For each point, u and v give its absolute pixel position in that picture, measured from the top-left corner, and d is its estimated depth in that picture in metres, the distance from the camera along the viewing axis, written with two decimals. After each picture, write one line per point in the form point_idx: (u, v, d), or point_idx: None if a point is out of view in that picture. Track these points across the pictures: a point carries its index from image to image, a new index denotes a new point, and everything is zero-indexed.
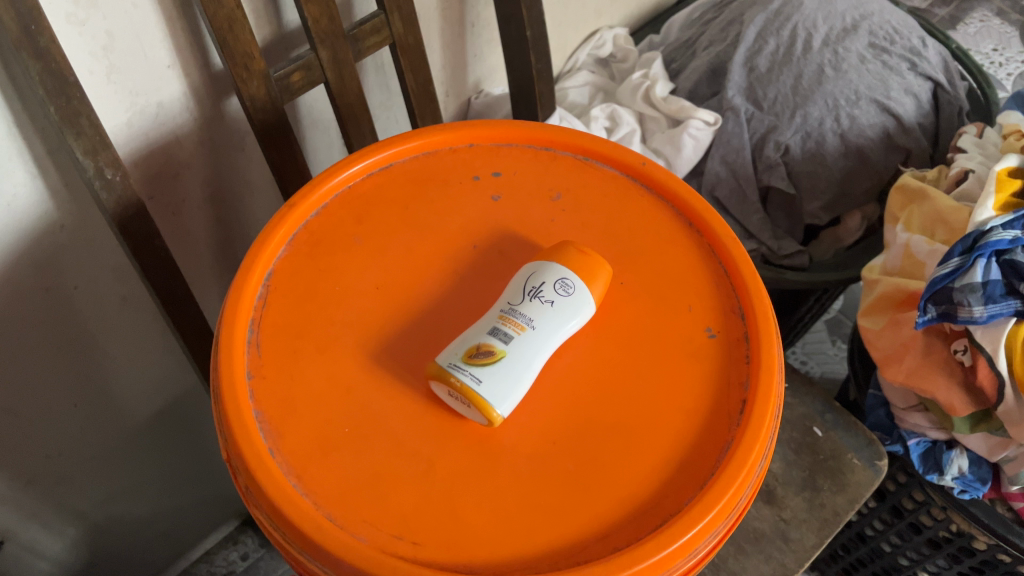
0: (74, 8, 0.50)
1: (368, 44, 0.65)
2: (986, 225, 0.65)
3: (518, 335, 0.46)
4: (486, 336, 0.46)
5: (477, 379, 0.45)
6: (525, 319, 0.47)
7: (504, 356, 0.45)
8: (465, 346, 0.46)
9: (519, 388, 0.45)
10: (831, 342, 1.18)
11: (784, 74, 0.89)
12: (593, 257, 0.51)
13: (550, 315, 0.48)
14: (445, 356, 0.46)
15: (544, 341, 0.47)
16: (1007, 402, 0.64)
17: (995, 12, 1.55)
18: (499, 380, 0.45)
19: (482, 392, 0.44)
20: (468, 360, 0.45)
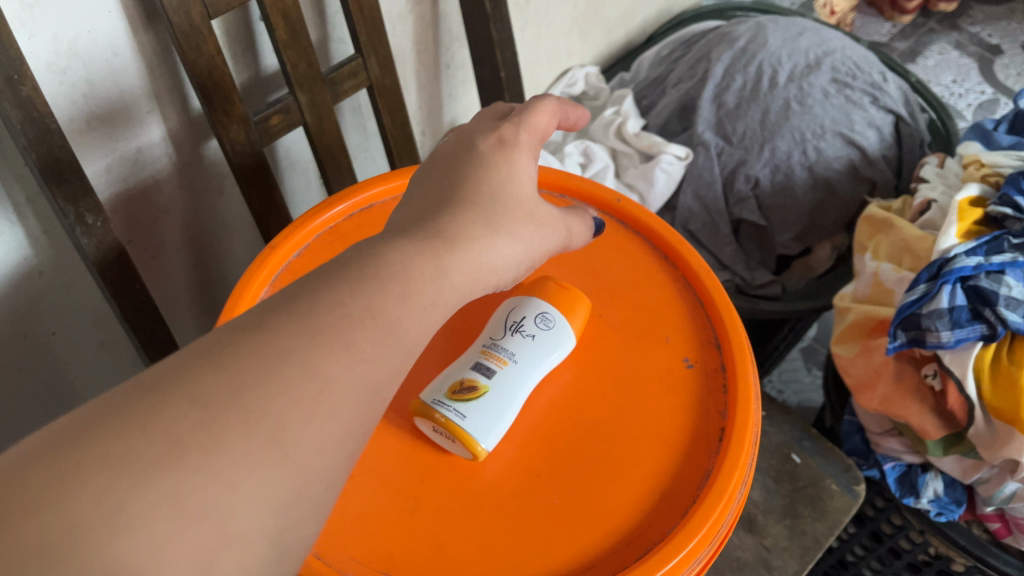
0: (55, 57, 0.51)
1: (345, 88, 0.67)
2: (950, 253, 0.67)
3: (501, 370, 0.47)
4: (469, 371, 0.47)
5: (462, 415, 0.45)
6: (507, 354, 0.48)
7: (487, 391, 0.46)
8: (449, 382, 0.47)
9: (503, 423, 0.46)
10: (806, 370, 1.20)
11: (752, 109, 0.91)
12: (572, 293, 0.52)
13: (531, 348, 0.49)
14: (429, 392, 0.47)
15: (525, 375, 0.48)
16: (977, 425, 0.65)
17: (953, 45, 1.60)
18: (484, 416, 0.46)
19: (467, 427, 0.45)
20: (453, 396, 0.46)
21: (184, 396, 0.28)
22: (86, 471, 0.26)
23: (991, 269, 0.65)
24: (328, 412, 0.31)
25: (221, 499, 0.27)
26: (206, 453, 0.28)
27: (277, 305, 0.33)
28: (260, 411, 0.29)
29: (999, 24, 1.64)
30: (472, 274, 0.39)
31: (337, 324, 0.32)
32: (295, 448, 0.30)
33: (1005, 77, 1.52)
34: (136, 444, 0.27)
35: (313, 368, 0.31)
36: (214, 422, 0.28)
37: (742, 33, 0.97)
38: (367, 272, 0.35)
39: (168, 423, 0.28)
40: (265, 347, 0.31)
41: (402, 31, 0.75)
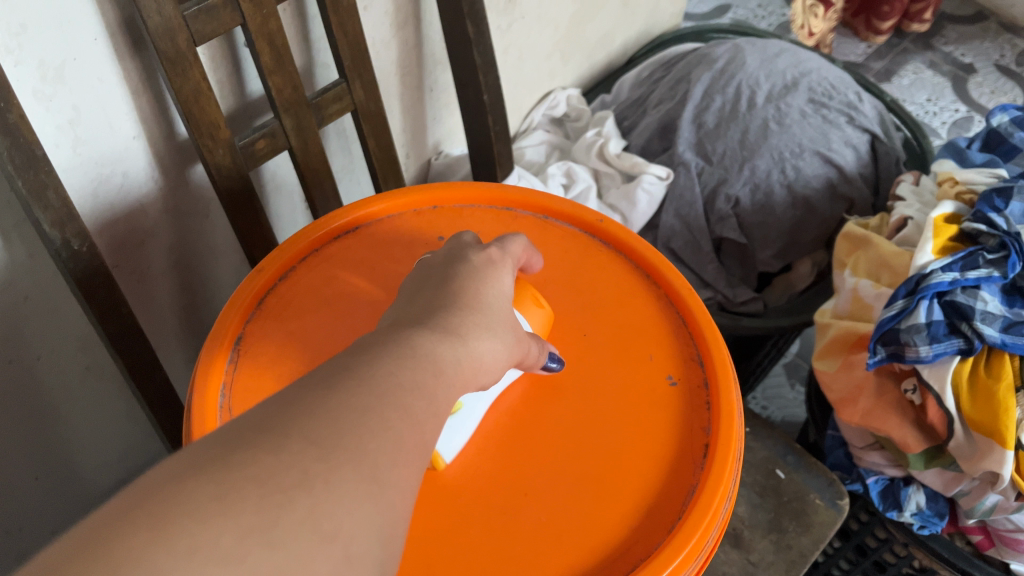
0: (41, 84, 0.52)
1: (330, 112, 0.67)
2: (927, 268, 0.68)
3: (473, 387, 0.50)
4: None
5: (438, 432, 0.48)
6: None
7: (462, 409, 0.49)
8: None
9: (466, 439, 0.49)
10: (789, 386, 1.21)
11: (731, 129, 0.93)
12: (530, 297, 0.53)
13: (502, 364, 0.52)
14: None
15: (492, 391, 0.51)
16: (956, 437, 0.66)
17: (927, 64, 1.63)
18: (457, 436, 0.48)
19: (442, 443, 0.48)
20: None
21: (300, 436, 0.29)
22: (235, 493, 0.27)
23: (967, 284, 0.66)
24: (414, 457, 0.32)
25: (349, 521, 0.28)
26: (329, 480, 0.28)
27: (344, 368, 0.33)
28: (370, 444, 0.30)
29: (972, 44, 1.68)
30: (474, 368, 0.38)
31: (395, 390, 0.33)
32: (399, 479, 0.31)
33: (978, 96, 1.55)
34: (267, 471, 0.28)
35: (388, 425, 0.32)
36: (331, 454, 0.29)
37: (721, 55, 0.99)
38: (404, 351, 0.35)
39: (293, 457, 0.28)
40: (348, 400, 0.32)
41: (386, 56, 0.76)
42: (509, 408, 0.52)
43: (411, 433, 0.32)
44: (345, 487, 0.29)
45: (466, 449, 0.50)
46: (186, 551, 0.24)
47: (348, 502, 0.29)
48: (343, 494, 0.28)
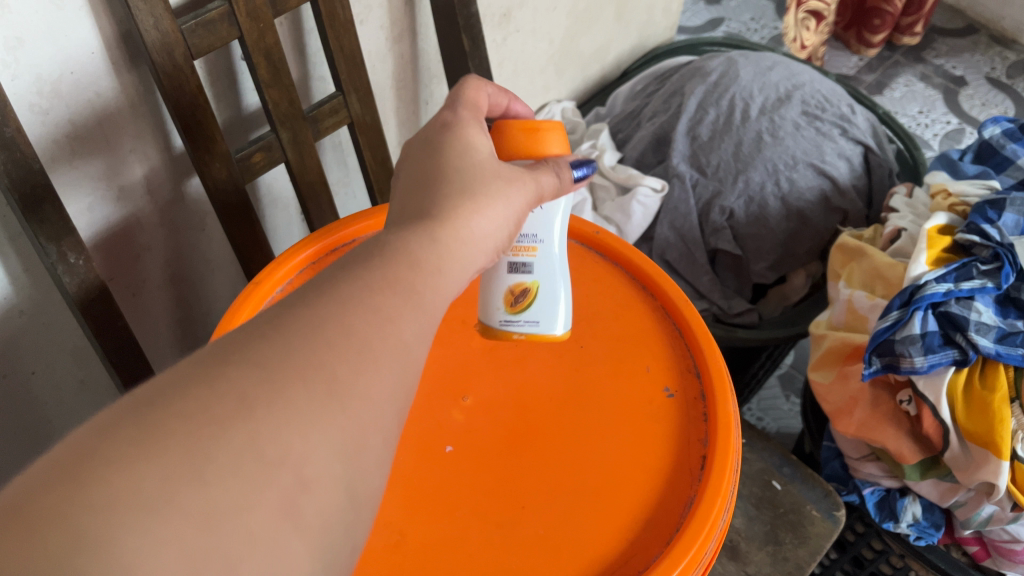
0: (38, 98, 0.52)
1: (326, 125, 0.67)
2: (921, 279, 0.69)
3: (535, 259, 0.51)
4: (511, 276, 0.51)
5: (535, 322, 0.52)
6: (531, 240, 0.51)
7: (541, 288, 0.51)
8: (501, 298, 0.52)
9: (560, 301, 0.53)
10: (784, 397, 1.21)
11: (725, 141, 0.93)
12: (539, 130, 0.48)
13: (539, 214, 0.50)
14: (493, 315, 0.52)
15: (553, 241, 0.51)
16: (952, 448, 0.66)
17: (918, 77, 1.64)
18: (550, 314, 0.52)
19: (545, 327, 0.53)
20: (514, 310, 0.52)
21: (242, 362, 0.28)
22: (162, 431, 0.26)
23: (961, 294, 0.67)
24: (381, 362, 0.31)
25: (296, 445, 0.28)
26: (275, 401, 0.28)
27: (316, 287, 0.32)
28: (326, 356, 0.30)
29: (963, 56, 1.69)
30: (455, 251, 0.38)
31: (365, 288, 0.33)
32: (363, 397, 0.30)
33: (969, 108, 1.56)
34: (200, 404, 0.27)
35: (353, 326, 0.31)
36: (275, 375, 0.28)
37: (714, 68, 1.00)
38: (375, 252, 0.35)
39: (232, 384, 0.28)
40: (304, 311, 0.31)
41: (382, 69, 0.76)
42: (507, 422, 0.52)
43: (381, 329, 0.32)
44: (291, 411, 0.28)
45: (464, 461, 0.50)
46: (105, 502, 0.23)
47: (295, 423, 0.28)
48: (287, 416, 0.28)
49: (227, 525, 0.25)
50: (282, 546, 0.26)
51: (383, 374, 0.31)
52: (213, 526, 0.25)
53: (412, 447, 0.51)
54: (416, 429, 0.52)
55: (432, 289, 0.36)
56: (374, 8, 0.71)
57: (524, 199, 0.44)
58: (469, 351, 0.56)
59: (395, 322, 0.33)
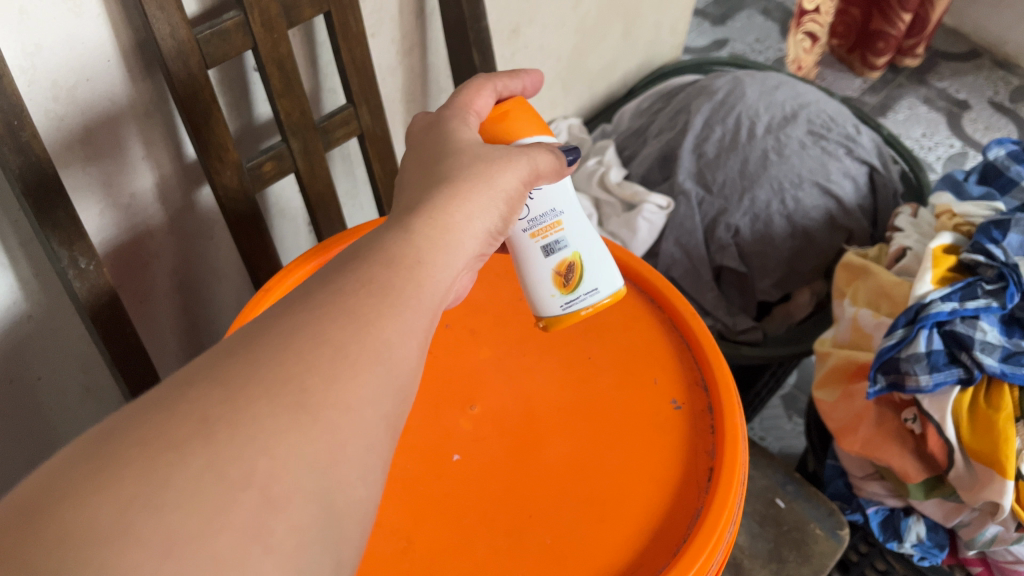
0: (53, 104, 0.52)
1: (337, 136, 0.68)
2: (926, 298, 0.69)
3: (564, 232, 0.51)
4: (551, 259, 0.51)
5: (594, 290, 0.52)
6: (553, 215, 0.50)
7: (583, 257, 0.51)
8: (553, 283, 0.51)
9: (605, 258, 0.53)
10: (787, 417, 1.21)
11: (730, 159, 0.93)
12: (507, 111, 0.49)
13: (549, 189, 0.50)
14: (551, 305, 0.52)
15: (572, 209, 0.51)
16: (957, 467, 0.66)
17: (922, 100, 1.65)
18: (602, 276, 0.52)
19: (602, 293, 0.53)
20: (570, 288, 0.52)
21: (203, 383, 0.29)
22: (115, 462, 0.26)
23: (966, 314, 0.66)
24: (362, 363, 0.32)
25: (261, 464, 0.28)
26: (239, 421, 0.28)
27: (290, 301, 0.34)
28: (295, 369, 0.30)
29: (966, 80, 1.70)
30: (435, 244, 0.39)
31: (338, 293, 0.34)
32: (335, 404, 0.30)
33: (972, 131, 1.57)
34: (155, 432, 0.27)
35: (328, 331, 0.32)
36: (236, 395, 0.29)
37: (721, 87, 1.00)
38: (353, 256, 0.37)
39: (191, 408, 0.28)
40: (274, 327, 0.32)
41: (392, 82, 0.77)
42: (514, 430, 0.52)
43: (357, 329, 0.32)
44: (255, 427, 0.28)
45: (472, 471, 0.50)
46: (58, 538, 0.24)
47: (256, 441, 0.28)
48: (246, 435, 0.28)
49: (188, 550, 0.25)
50: (251, 566, 0.26)
51: (365, 378, 0.31)
52: (173, 553, 0.25)
53: (419, 458, 0.51)
54: (422, 441, 0.52)
55: (414, 286, 0.36)
56: (385, 22, 0.71)
57: (500, 173, 0.43)
58: (476, 361, 0.56)
59: (373, 323, 0.33)
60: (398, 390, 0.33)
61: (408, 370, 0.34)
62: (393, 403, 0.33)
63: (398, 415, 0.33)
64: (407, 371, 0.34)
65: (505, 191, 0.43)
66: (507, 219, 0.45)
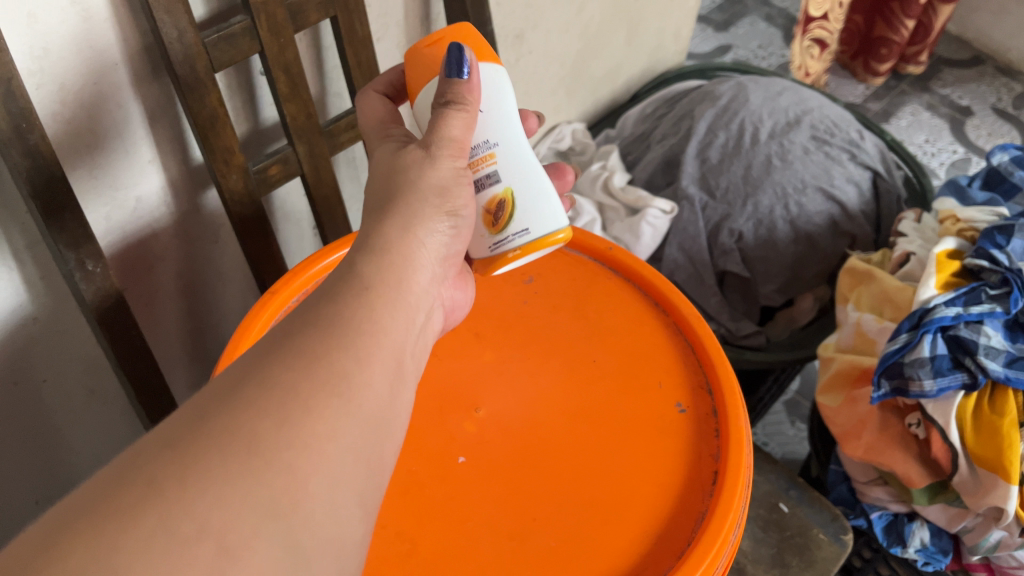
0: (61, 108, 0.52)
1: (342, 140, 0.68)
2: (930, 302, 0.69)
3: (496, 166, 0.49)
4: (482, 195, 0.49)
5: (525, 230, 0.49)
6: (487, 147, 0.49)
7: (515, 192, 0.49)
8: (481, 221, 0.49)
9: (543, 195, 0.49)
10: (789, 423, 1.21)
11: (735, 164, 0.94)
12: (440, 36, 0.49)
13: (483, 121, 0.49)
14: (483, 245, 0.50)
15: (512, 143, 0.49)
16: (961, 472, 0.66)
17: (925, 106, 1.65)
18: (534, 214, 0.49)
19: (536, 234, 0.49)
20: (499, 227, 0.49)
21: (156, 447, 0.31)
22: (69, 535, 0.28)
23: (970, 318, 0.67)
24: (320, 402, 0.34)
25: (214, 518, 0.29)
26: (188, 475, 0.30)
27: (252, 354, 0.35)
28: (245, 419, 0.32)
29: (969, 86, 1.70)
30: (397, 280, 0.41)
31: (288, 334, 0.36)
32: (291, 448, 0.32)
33: (975, 137, 1.57)
34: (108, 499, 0.29)
35: (277, 374, 0.34)
36: (187, 455, 0.31)
37: (724, 92, 1.00)
38: (318, 295, 0.39)
39: (144, 473, 0.30)
40: (223, 382, 0.34)
41: None
42: (518, 433, 0.52)
43: (307, 366, 0.34)
44: (206, 479, 0.30)
45: (476, 474, 0.50)
46: None
47: (208, 497, 0.30)
48: (198, 493, 0.30)
49: None
50: None
51: (322, 415, 0.33)
52: None
53: (424, 461, 0.51)
54: (426, 444, 0.52)
55: (370, 316, 0.38)
56: (391, 26, 0.72)
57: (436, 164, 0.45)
58: (480, 364, 0.57)
59: (326, 357, 0.35)
60: (362, 419, 0.35)
61: (371, 397, 0.36)
62: (358, 433, 0.34)
63: (366, 443, 0.35)
64: (370, 398, 0.36)
65: (442, 182, 0.45)
66: (453, 199, 0.46)
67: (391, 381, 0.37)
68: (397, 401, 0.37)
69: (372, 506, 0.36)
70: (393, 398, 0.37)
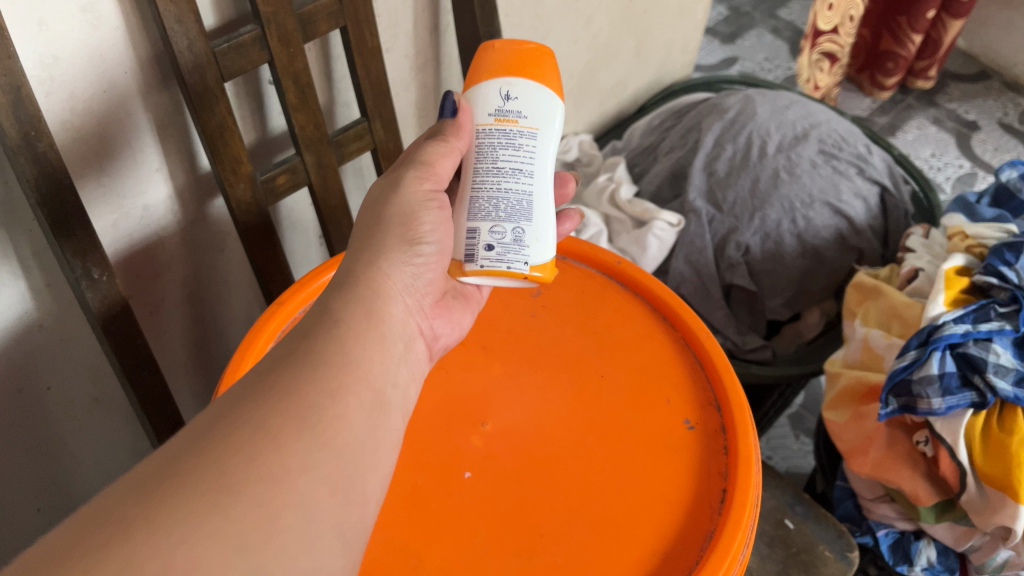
0: (70, 115, 0.52)
1: (350, 150, 0.68)
2: (939, 320, 0.68)
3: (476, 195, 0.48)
4: None
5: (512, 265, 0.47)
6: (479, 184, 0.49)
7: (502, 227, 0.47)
8: None
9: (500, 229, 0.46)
10: (794, 436, 1.20)
11: (742, 178, 0.93)
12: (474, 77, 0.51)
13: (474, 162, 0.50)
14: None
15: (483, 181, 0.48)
16: (969, 491, 0.65)
17: (931, 120, 1.65)
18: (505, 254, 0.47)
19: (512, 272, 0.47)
20: None
21: (124, 491, 0.31)
22: None
23: (979, 336, 0.66)
24: (287, 435, 0.34)
25: (179, 552, 0.29)
26: (156, 514, 0.30)
27: (227, 397, 0.36)
28: (214, 457, 0.33)
29: (976, 101, 1.70)
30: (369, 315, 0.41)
31: (262, 373, 0.37)
32: (257, 481, 0.32)
33: (982, 152, 1.57)
34: (74, 546, 0.29)
35: (245, 412, 0.35)
36: (153, 496, 0.31)
37: (732, 105, 1.00)
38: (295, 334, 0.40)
39: (111, 517, 0.30)
40: (195, 426, 0.35)
41: (405, 96, 0.77)
42: (526, 447, 0.52)
43: (277, 402, 0.35)
44: (173, 518, 0.30)
45: (482, 486, 0.50)
46: None
47: (172, 533, 0.30)
48: (162, 530, 0.30)
49: None
50: None
51: (292, 448, 0.34)
52: None
53: (430, 474, 0.51)
54: (432, 456, 0.52)
55: (335, 344, 0.39)
56: (400, 37, 0.72)
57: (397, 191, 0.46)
58: (488, 377, 0.56)
59: (295, 390, 0.36)
60: (335, 450, 0.35)
61: (347, 429, 0.36)
62: (332, 464, 0.35)
63: (344, 476, 0.35)
64: (346, 430, 0.36)
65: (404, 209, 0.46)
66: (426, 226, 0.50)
67: (369, 413, 0.38)
68: (378, 433, 0.38)
69: (354, 539, 0.35)
70: (375, 430, 0.37)
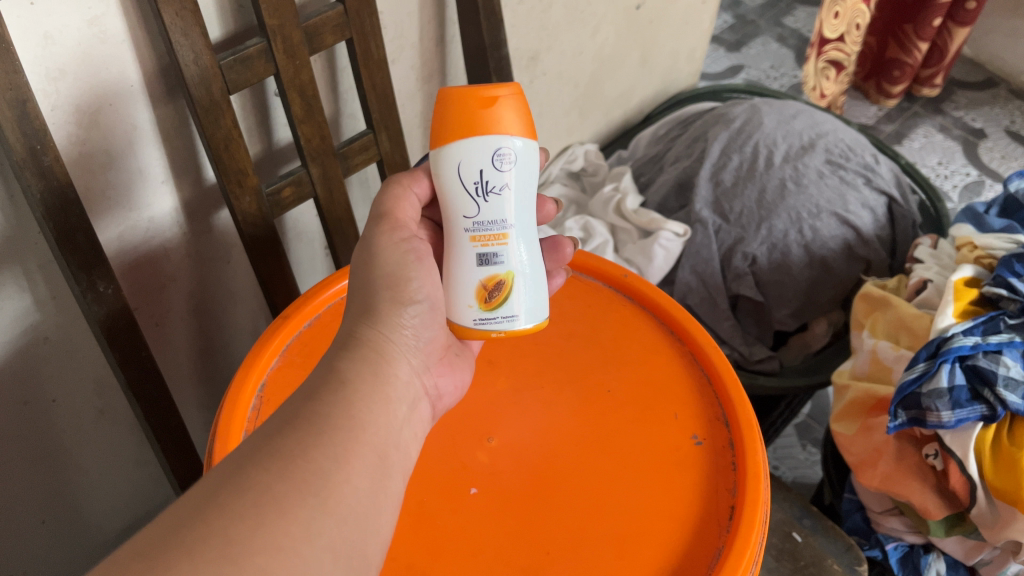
0: (75, 129, 0.52)
1: (356, 161, 0.68)
2: (948, 332, 0.68)
3: (507, 247, 0.48)
4: (480, 269, 0.48)
5: (512, 316, 0.49)
6: (500, 227, 0.48)
7: (514, 278, 0.48)
8: (474, 293, 0.48)
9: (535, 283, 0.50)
10: (801, 446, 1.20)
11: (748, 188, 0.93)
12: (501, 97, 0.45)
13: (507, 198, 0.48)
14: (465, 315, 0.48)
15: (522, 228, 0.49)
16: (979, 504, 0.65)
17: (938, 128, 1.65)
18: (526, 305, 0.49)
19: (522, 322, 0.49)
20: (490, 304, 0.48)
21: (125, 556, 0.31)
22: None
23: (989, 348, 0.66)
24: (292, 502, 0.34)
25: None
26: None
27: (232, 461, 0.35)
28: (220, 525, 0.32)
29: (983, 109, 1.69)
30: (373, 380, 0.41)
31: (267, 437, 0.37)
32: (261, 551, 0.32)
33: (989, 160, 1.56)
34: None
35: (251, 477, 0.34)
36: (158, 561, 0.30)
37: (738, 115, 1.00)
38: (301, 395, 0.40)
39: None
40: (202, 486, 0.34)
41: (411, 108, 0.77)
42: (533, 465, 0.51)
43: (284, 466, 0.35)
44: None
45: (487, 504, 0.49)
46: None
47: None
48: None
49: None
50: None
51: (298, 516, 0.34)
52: None
53: (436, 492, 0.50)
54: (437, 475, 0.51)
55: (343, 409, 0.39)
56: (405, 48, 0.72)
57: (386, 247, 0.46)
58: (495, 393, 0.56)
59: (302, 455, 0.36)
60: (339, 517, 0.35)
61: (351, 494, 0.36)
62: (336, 531, 0.35)
63: (345, 543, 0.35)
64: (349, 495, 0.36)
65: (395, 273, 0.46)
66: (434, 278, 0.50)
67: (373, 477, 0.38)
68: (379, 498, 0.38)
69: None
70: (378, 494, 0.38)
